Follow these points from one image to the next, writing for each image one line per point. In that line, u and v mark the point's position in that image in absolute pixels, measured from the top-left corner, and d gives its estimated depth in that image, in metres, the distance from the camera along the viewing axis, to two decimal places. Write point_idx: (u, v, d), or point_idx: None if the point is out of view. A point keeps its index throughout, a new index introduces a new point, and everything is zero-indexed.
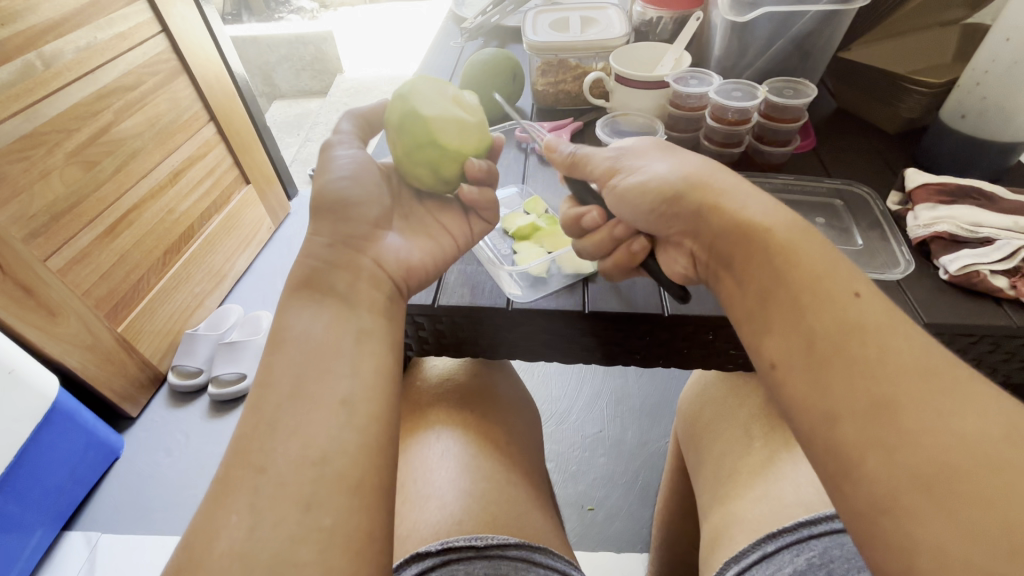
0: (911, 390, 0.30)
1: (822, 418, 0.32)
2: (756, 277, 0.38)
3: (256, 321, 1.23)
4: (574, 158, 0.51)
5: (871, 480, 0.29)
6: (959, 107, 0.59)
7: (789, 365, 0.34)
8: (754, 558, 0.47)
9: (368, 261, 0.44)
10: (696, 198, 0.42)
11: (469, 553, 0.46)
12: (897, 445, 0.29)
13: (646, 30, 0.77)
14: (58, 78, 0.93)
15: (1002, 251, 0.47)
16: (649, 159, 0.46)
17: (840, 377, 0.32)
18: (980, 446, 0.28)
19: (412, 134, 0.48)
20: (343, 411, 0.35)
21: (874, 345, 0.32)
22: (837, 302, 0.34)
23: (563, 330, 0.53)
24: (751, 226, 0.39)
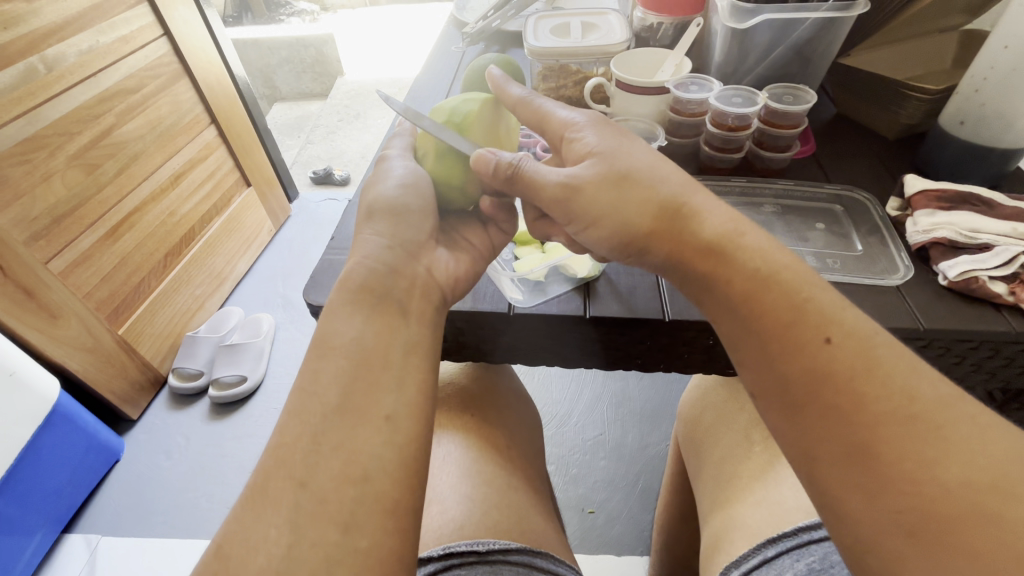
0: (889, 439, 0.32)
1: (807, 458, 0.35)
2: (725, 321, 0.40)
3: (257, 324, 1.24)
4: (514, 172, 0.44)
5: (855, 521, 0.33)
6: (958, 113, 0.59)
7: (768, 403, 0.37)
8: (756, 563, 0.47)
9: (422, 268, 0.46)
10: (660, 253, 0.42)
11: (471, 559, 0.46)
12: (877, 490, 0.32)
13: (647, 36, 0.77)
14: (60, 82, 0.93)
15: (1001, 258, 0.48)
16: (603, 207, 0.42)
17: (817, 423, 0.34)
18: (962, 494, 0.30)
19: (439, 164, 0.50)
20: (387, 426, 0.36)
21: (846, 395, 0.33)
22: (804, 351, 0.35)
23: (563, 335, 0.54)
24: (717, 272, 0.39)
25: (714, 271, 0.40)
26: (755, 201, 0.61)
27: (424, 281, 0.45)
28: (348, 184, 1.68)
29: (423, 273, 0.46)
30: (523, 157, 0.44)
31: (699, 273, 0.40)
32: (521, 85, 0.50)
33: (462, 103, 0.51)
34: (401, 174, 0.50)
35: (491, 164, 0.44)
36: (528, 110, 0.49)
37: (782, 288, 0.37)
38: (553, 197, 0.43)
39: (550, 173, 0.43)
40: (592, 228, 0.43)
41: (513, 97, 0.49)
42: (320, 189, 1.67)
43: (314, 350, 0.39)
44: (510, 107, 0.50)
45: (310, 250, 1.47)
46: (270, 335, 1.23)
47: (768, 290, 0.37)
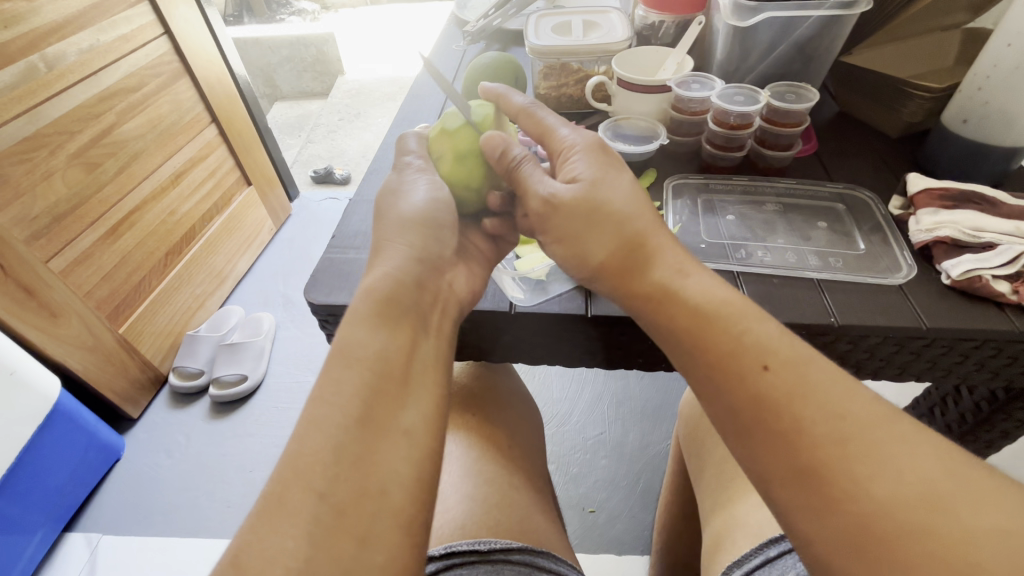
0: (828, 460, 0.32)
1: (759, 484, 0.34)
2: (674, 350, 0.39)
3: (257, 323, 1.24)
4: (514, 172, 0.47)
5: (809, 544, 0.32)
6: (960, 112, 0.59)
7: (721, 430, 0.37)
8: (758, 562, 0.47)
9: (426, 267, 0.46)
10: (613, 284, 0.43)
11: (472, 558, 0.46)
12: (825, 511, 0.31)
13: (648, 34, 0.77)
14: (60, 80, 0.93)
15: (1004, 256, 0.48)
16: (574, 228, 0.44)
17: (762, 451, 0.34)
18: (896, 510, 0.30)
19: (461, 164, 0.51)
20: (405, 440, 0.36)
21: (786, 419, 0.33)
22: (745, 379, 0.35)
23: (563, 334, 0.53)
24: (662, 305, 0.40)
25: (659, 306, 0.40)
26: (756, 199, 0.61)
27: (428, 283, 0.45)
28: (349, 183, 1.68)
29: (439, 283, 0.46)
30: (525, 159, 0.47)
31: (645, 306, 0.41)
32: (524, 94, 0.51)
33: (478, 107, 0.53)
34: (425, 188, 0.50)
35: (499, 147, 0.48)
36: (531, 122, 0.49)
37: (721, 323, 0.37)
38: (535, 208, 0.46)
39: (541, 184, 0.45)
40: (561, 246, 0.45)
41: (518, 106, 0.50)
42: (321, 188, 1.67)
43: None
44: (513, 115, 0.51)
45: (310, 249, 1.47)
46: (270, 334, 1.22)
47: (710, 320, 0.38)
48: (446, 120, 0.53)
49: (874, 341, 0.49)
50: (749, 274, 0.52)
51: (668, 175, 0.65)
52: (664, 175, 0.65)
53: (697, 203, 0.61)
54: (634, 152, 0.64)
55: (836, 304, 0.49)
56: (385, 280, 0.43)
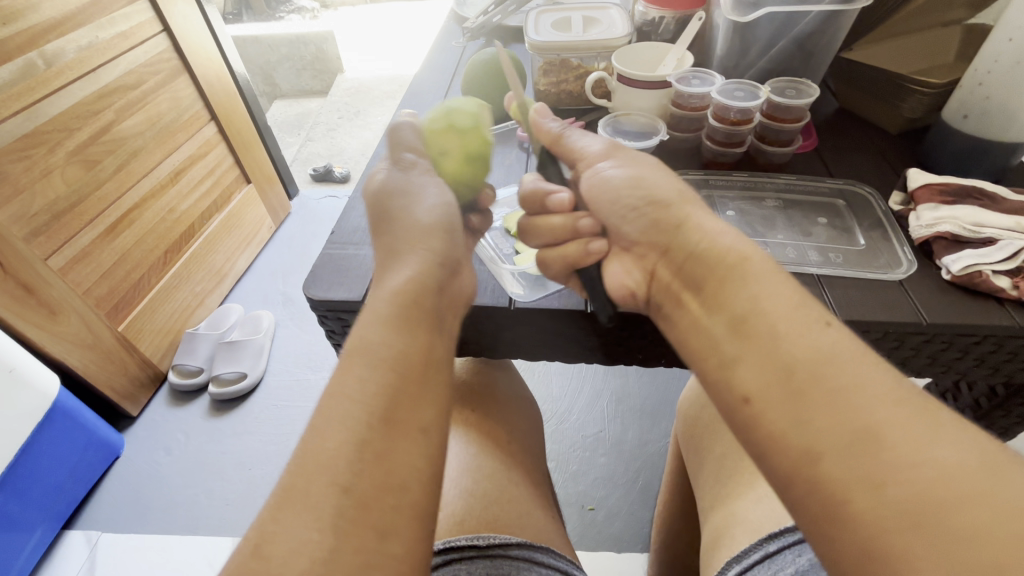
0: (888, 420, 0.31)
1: (806, 453, 0.32)
2: (730, 304, 0.39)
3: (257, 321, 1.24)
4: (560, 133, 0.52)
5: (860, 517, 0.29)
6: (961, 108, 0.59)
7: (766, 399, 0.35)
8: (756, 558, 0.47)
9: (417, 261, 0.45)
10: (678, 216, 0.45)
11: (470, 553, 0.46)
12: (880, 476, 0.29)
13: (648, 30, 0.77)
14: (59, 77, 0.93)
15: (1005, 251, 0.47)
16: (635, 161, 0.48)
17: (819, 410, 0.32)
18: (960, 476, 0.28)
19: (470, 161, 0.54)
20: (423, 439, 0.36)
21: (848, 374, 0.33)
22: (809, 332, 0.35)
23: (563, 329, 0.53)
24: (726, 261, 0.41)
25: (720, 264, 0.41)
26: (757, 195, 0.61)
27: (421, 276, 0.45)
28: (349, 181, 1.68)
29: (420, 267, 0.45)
30: (571, 127, 0.53)
31: (704, 254, 0.42)
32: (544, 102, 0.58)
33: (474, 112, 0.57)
34: (436, 194, 0.50)
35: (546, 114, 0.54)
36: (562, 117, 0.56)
37: (779, 282, 0.39)
38: (590, 150, 0.50)
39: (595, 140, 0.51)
40: (614, 178, 0.48)
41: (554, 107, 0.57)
42: (320, 186, 1.67)
43: None
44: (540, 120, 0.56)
45: (309, 246, 1.47)
46: (270, 332, 1.22)
47: (773, 281, 0.39)
48: (450, 115, 0.54)
49: (875, 335, 0.49)
50: None
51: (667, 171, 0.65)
52: None
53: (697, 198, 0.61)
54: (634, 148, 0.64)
55: (836, 300, 0.49)
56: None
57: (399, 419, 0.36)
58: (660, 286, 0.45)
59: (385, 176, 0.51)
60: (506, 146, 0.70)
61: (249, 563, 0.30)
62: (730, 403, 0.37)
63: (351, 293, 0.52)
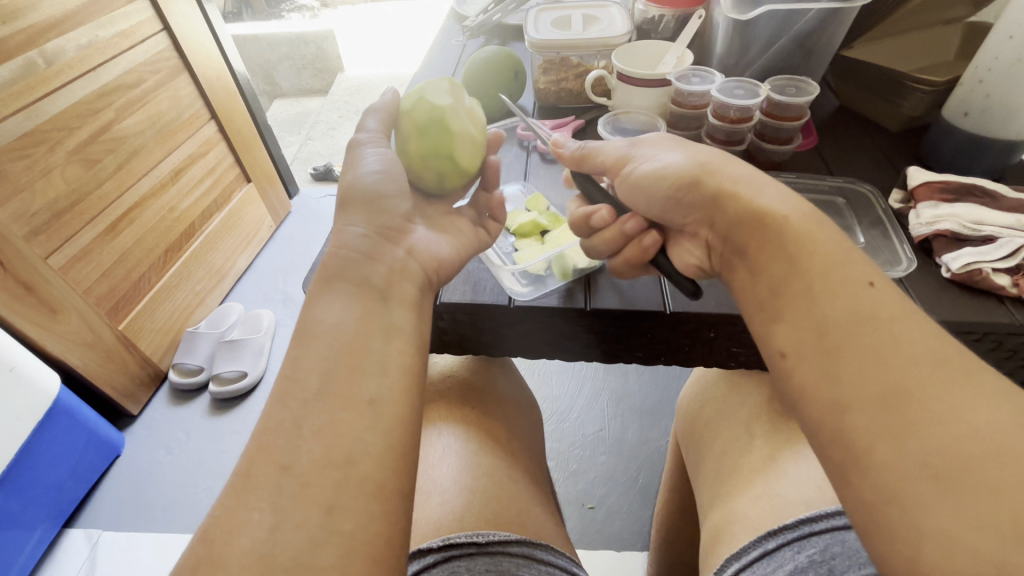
0: (921, 379, 0.31)
1: (834, 407, 0.33)
2: (770, 268, 0.39)
3: (257, 320, 1.24)
4: (582, 153, 0.52)
5: (879, 467, 0.30)
6: (962, 105, 0.59)
7: (800, 354, 0.36)
8: (755, 555, 0.47)
9: (400, 252, 0.45)
10: (712, 185, 0.44)
11: (470, 549, 0.46)
12: (906, 431, 0.30)
13: (648, 28, 0.77)
14: (59, 76, 0.93)
15: (1004, 250, 0.47)
16: (661, 149, 0.48)
17: (851, 366, 0.33)
18: (991, 436, 0.29)
19: (424, 135, 0.52)
20: (367, 410, 0.35)
21: (886, 335, 0.33)
22: (851, 291, 0.35)
23: (563, 328, 0.53)
24: (767, 227, 0.40)
25: (763, 225, 0.41)
26: None
27: (418, 274, 0.45)
28: None
29: (392, 253, 0.44)
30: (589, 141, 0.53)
31: (743, 222, 0.42)
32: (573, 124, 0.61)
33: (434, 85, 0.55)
34: (375, 162, 0.48)
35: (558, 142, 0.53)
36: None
37: (821, 244, 0.38)
38: (613, 158, 0.51)
39: (617, 143, 0.51)
40: (638, 171, 0.48)
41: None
42: (320, 185, 1.67)
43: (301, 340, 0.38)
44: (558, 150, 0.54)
45: (310, 245, 1.47)
46: (271, 331, 1.22)
47: (818, 240, 0.39)
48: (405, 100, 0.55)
49: None
50: None
51: None
52: None
53: None
54: None
55: None
56: (357, 260, 0.42)
57: (397, 412, 0.36)
58: (717, 256, 0.45)
59: None
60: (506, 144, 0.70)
61: (247, 558, 0.29)
62: (769, 356, 0.38)
63: None
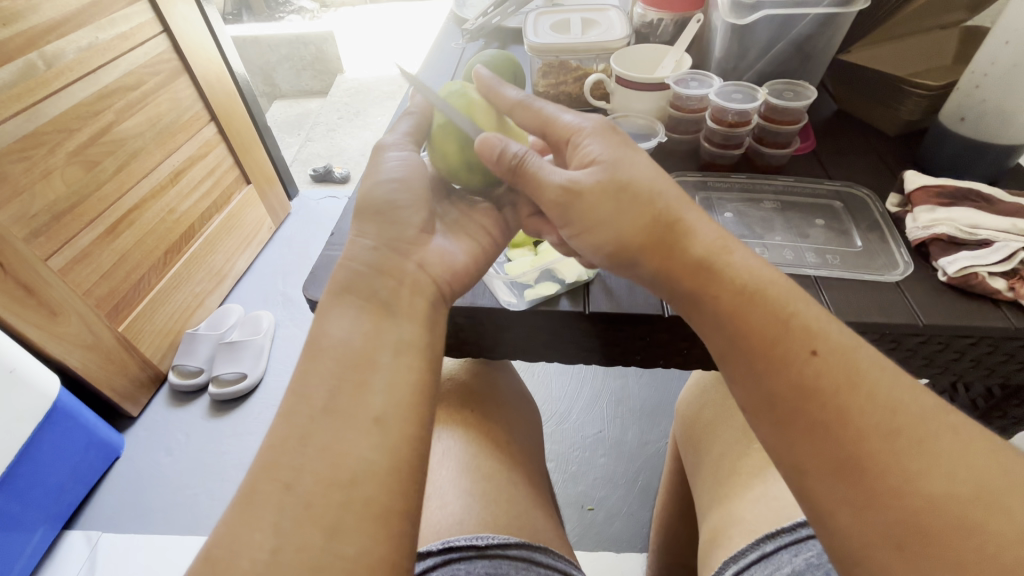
0: (874, 453, 0.32)
1: (795, 471, 0.35)
2: (714, 336, 0.40)
3: (257, 322, 1.24)
4: (521, 168, 0.45)
5: (844, 534, 0.33)
6: (958, 110, 0.59)
7: (759, 418, 0.37)
8: (754, 558, 0.47)
9: (412, 264, 0.45)
10: (644, 256, 0.42)
11: (470, 553, 0.46)
12: (865, 503, 0.32)
13: (647, 32, 0.77)
14: (59, 78, 0.93)
15: (1000, 253, 0.48)
16: (592, 217, 0.43)
17: (804, 439, 0.35)
18: (947, 507, 0.31)
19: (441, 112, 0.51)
20: (376, 429, 0.35)
21: (832, 408, 0.34)
22: (792, 366, 0.36)
23: (562, 330, 0.54)
24: (707, 289, 0.40)
25: (703, 288, 0.40)
26: (755, 196, 0.61)
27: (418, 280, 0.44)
28: (348, 181, 1.67)
29: (404, 266, 0.44)
30: (531, 151, 0.45)
31: (687, 279, 0.41)
32: (517, 87, 0.51)
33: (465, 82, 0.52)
34: (395, 173, 0.49)
35: (497, 148, 0.45)
36: (528, 113, 0.49)
37: (766, 305, 0.38)
38: (553, 201, 0.44)
39: (558, 176, 0.44)
40: (587, 234, 0.44)
41: (515, 102, 0.49)
42: (320, 187, 1.67)
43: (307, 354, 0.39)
44: (507, 109, 0.50)
45: (309, 247, 1.47)
46: (270, 333, 1.23)
47: (754, 306, 0.38)
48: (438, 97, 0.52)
49: (871, 338, 0.49)
50: None
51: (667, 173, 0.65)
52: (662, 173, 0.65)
53: (696, 200, 0.61)
54: None
55: (833, 301, 0.49)
56: (373, 280, 0.42)
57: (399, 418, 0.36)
58: None
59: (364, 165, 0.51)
60: None
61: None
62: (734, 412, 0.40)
63: None
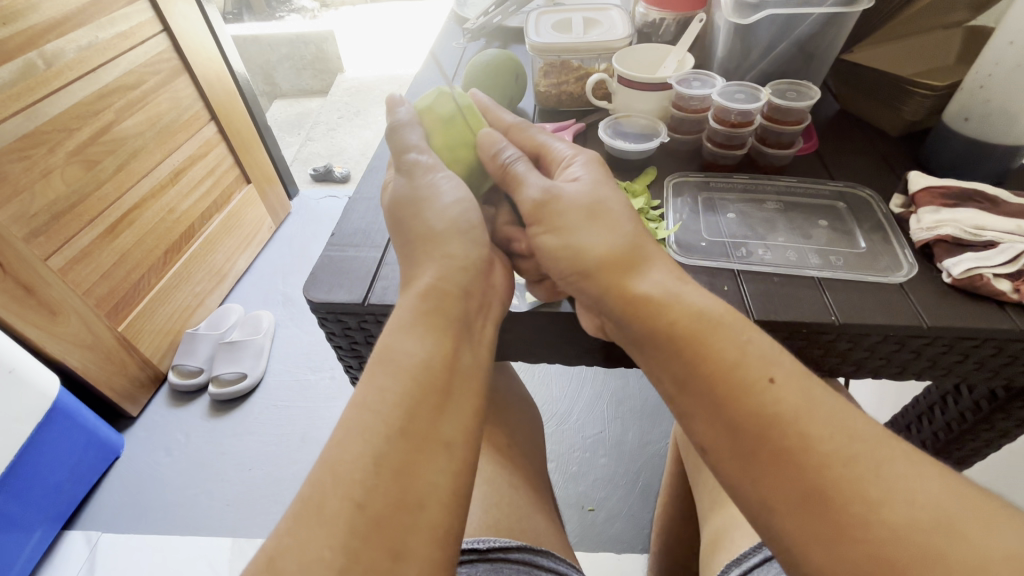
0: (836, 482, 0.32)
1: (762, 508, 0.34)
2: (673, 361, 0.39)
3: (257, 321, 1.24)
4: (506, 169, 0.48)
5: (817, 572, 0.31)
6: (962, 110, 0.59)
7: (719, 454, 0.36)
8: (756, 561, 0.47)
9: (488, 285, 0.46)
10: (604, 274, 0.42)
11: (470, 557, 0.46)
12: (833, 537, 0.31)
13: (649, 31, 0.77)
14: (59, 77, 0.92)
15: (1005, 255, 0.47)
16: (561, 221, 0.44)
17: (768, 471, 0.33)
18: (909, 537, 0.30)
19: (450, 132, 0.51)
20: (445, 453, 0.35)
21: (794, 436, 0.33)
22: (750, 394, 0.35)
23: (563, 332, 0.53)
24: (667, 313, 0.39)
25: (662, 312, 0.40)
26: (757, 197, 0.61)
27: (486, 299, 0.45)
28: (348, 181, 1.67)
29: (483, 287, 0.45)
30: (520, 158, 0.49)
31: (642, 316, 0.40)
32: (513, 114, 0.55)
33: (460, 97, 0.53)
34: (451, 189, 0.48)
35: (492, 148, 0.49)
36: (523, 136, 0.52)
37: (725, 332, 0.38)
38: (527, 205, 0.46)
39: (536, 181, 0.46)
40: (554, 241, 0.44)
41: (511, 124, 0.53)
42: (320, 186, 1.66)
43: (375, 366, 0.38)
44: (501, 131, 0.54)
45: (310, 247, 1.46)
46: (270, 333, 1.22)
47: (714, 332, 0.38)
48: (436, 109, 0.51)
49: (874, 340, 0.49)
50: (750, 273, 0.52)
51: (668, 173, 0.65)
52: (663, 174, 0.65)
53: (697, 200, 0.61)
54: (635, 150, 0.64)
55: (837, 303, 0.49)
56: (461, 303, 0.42)
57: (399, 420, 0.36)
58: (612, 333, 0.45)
59: (401, 182, 0.48)
60: None
61: None
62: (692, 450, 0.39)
63: (352, 295, 0.51)
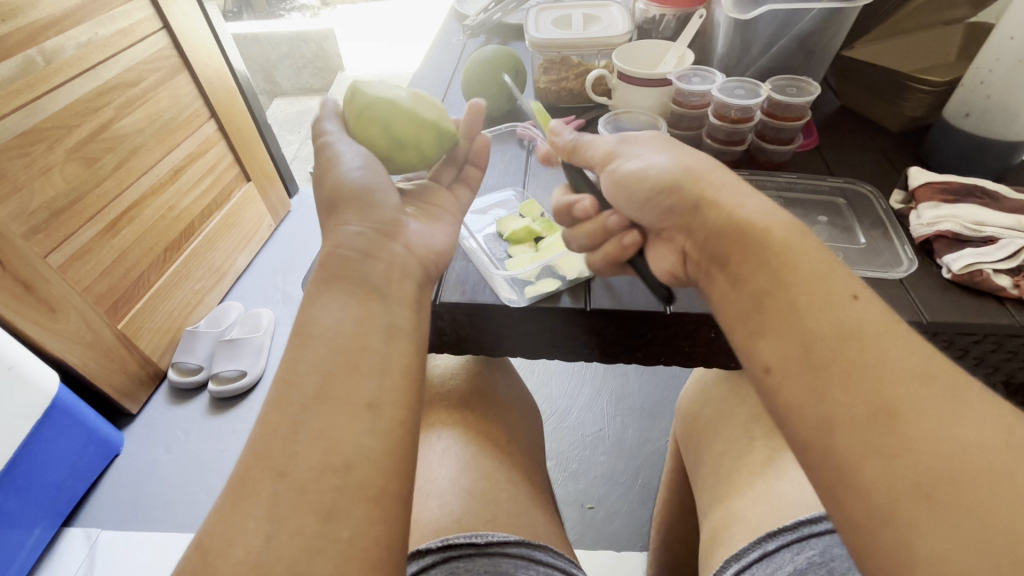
0: (909, 396, 0.30)
1: (823, 422, 0.31)
2: (751, 278, 0.37)
3: (256, 319, 1.24)
4: (575, 143, 0.52)
5: (870, 488, 0.29)
6: (963, 106, 0.58)
7: (785, 369, 0.34)
8: (755, 556, 0.47)
9: (399, 246, 0.42)
10: (693, 192, 0.43)
11: (469, 550, 0.46)
12: (895, 450, 0.29)
13: (649, 28, 0.77)
14: (58, 74, 0.92)
15: (1005, 250, 0.47)
16: (648, 152, 0.47)
17: (837, 381, 0.31)
18: (979, 454, 0.28)
19: (356, 107, 0.51)
20: (367, 415, 0.33)
21: (871, 350, 0.31)
22: (836, 303, 0.34)
23: (563, 327, 0.53)
24: (748, 234, 0.39)
25: (745, 234, 0.39)
26: None
27: (400, 261, 0.41)
28: None
29: (391, 249, 0.42)
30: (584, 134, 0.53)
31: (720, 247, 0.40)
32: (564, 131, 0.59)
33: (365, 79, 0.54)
34: (355, 158, 0.47)
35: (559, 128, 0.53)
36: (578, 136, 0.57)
37: (810, 255, 0.37)
38: (604, 153, 0.49)
39: (607, 139, 0.50)
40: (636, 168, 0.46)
41: None
42: None
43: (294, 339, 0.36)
44: None
45: (309, 245, 1.46)
46: (270, 330, 1.22)
47: (797, 253, 0.37)
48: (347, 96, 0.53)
49: None
50: None
51: None
52: None
53: None
54: None
55: None
56: (363, 264, 0.39)
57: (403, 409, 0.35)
58: (693, 262, 0.43)
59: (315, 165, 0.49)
60: (505, 143, 0.70)
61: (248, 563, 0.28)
62: (754, 371, 0.36)
63: None
